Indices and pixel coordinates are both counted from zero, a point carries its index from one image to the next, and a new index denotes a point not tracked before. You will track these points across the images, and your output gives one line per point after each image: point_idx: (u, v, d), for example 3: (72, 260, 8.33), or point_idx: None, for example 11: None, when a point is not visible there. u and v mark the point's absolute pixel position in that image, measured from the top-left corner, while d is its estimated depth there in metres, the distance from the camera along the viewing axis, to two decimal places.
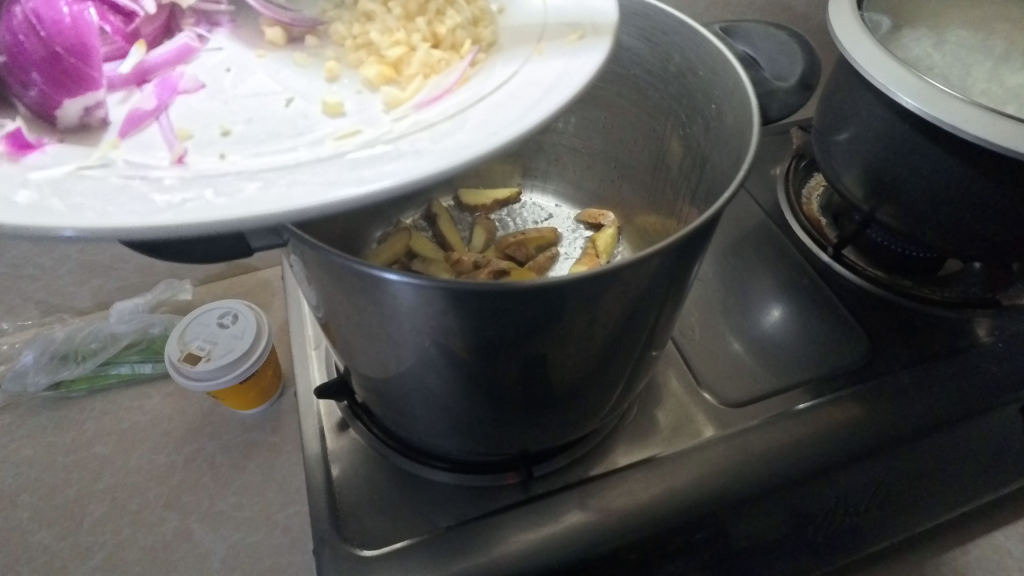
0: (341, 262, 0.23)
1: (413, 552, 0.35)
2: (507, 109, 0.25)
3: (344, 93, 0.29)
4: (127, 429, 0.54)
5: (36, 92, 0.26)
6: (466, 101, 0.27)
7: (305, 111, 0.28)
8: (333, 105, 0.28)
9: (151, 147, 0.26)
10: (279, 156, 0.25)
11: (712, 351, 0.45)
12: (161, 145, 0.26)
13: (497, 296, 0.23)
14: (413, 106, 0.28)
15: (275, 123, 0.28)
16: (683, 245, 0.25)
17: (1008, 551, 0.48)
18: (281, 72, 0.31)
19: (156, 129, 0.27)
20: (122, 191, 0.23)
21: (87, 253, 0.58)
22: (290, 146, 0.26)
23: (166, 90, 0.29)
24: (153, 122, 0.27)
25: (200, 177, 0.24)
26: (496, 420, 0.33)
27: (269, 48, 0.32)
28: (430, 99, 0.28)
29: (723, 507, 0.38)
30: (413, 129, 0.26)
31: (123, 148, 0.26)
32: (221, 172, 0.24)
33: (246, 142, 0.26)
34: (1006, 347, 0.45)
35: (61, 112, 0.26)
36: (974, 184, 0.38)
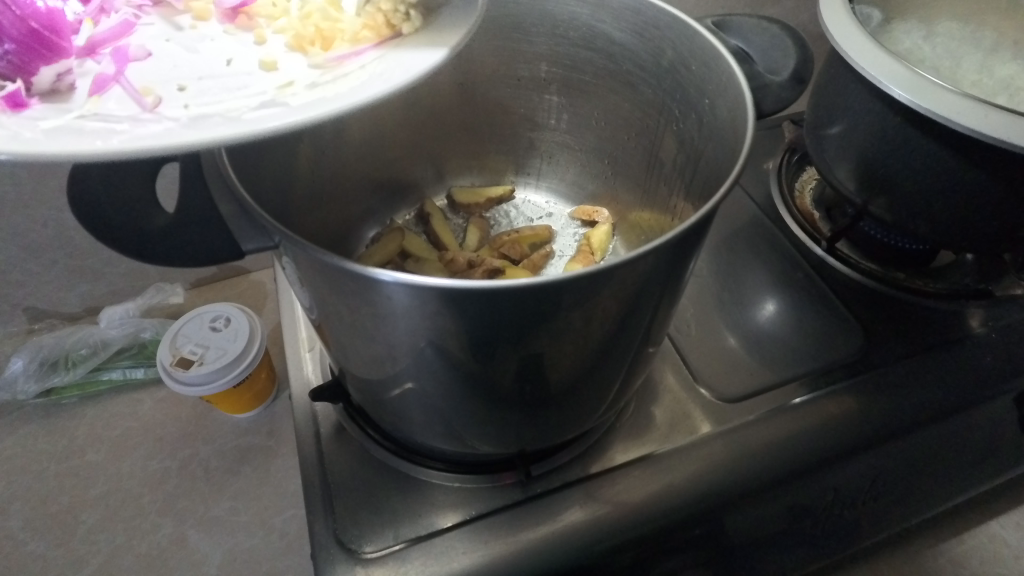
0: (336, 266, 0.23)
1: (412, 555, 0.35)
2: (416, 56, 0.26)
3: (276, 54, 0.29)
4: (120, 435, 0.54)
5: (11, 61, 0.24)
6: (379, 53, 0.27)
7: (242, 69, 0.28)
8: (269, 62, 0.28)
9: (125, 105, 0.24)
10: (215, 107, 0.25)
11: (707, 346, 0.45)
12: (129, 100, 0.25)
13: (494, 296, 0.23)
14: (333, 60, 0.28)
15: (217, 81, 0.27)
16: (679, 242, 0.24)
17: (1004, 540, 0.48)
18: (217, 38, 0.29)
19: (121, 89, 0.25)
20: (69, 136, 0.22)
21: (76, 258, 0.57)
22: (227, 100, 0.25)
23: (119, 58, 0.27)
24: (117, 84, 0.26)
25: (137, 126, 0.23)
26: (493, 420, 0.33)
27: (196, 20, 0.30)
28: (348, 53, 0.28)
29: (720, 501, 0.38)
30: (333, 79, 0.26)
31: (99, 106, 0.24)
32: (161, 122, 0.24)
33: (204, 93, 0.26)
34: (998, 338, 0.45)
35: (37, 78, 0.25)
36: (966, 176, 0.39)
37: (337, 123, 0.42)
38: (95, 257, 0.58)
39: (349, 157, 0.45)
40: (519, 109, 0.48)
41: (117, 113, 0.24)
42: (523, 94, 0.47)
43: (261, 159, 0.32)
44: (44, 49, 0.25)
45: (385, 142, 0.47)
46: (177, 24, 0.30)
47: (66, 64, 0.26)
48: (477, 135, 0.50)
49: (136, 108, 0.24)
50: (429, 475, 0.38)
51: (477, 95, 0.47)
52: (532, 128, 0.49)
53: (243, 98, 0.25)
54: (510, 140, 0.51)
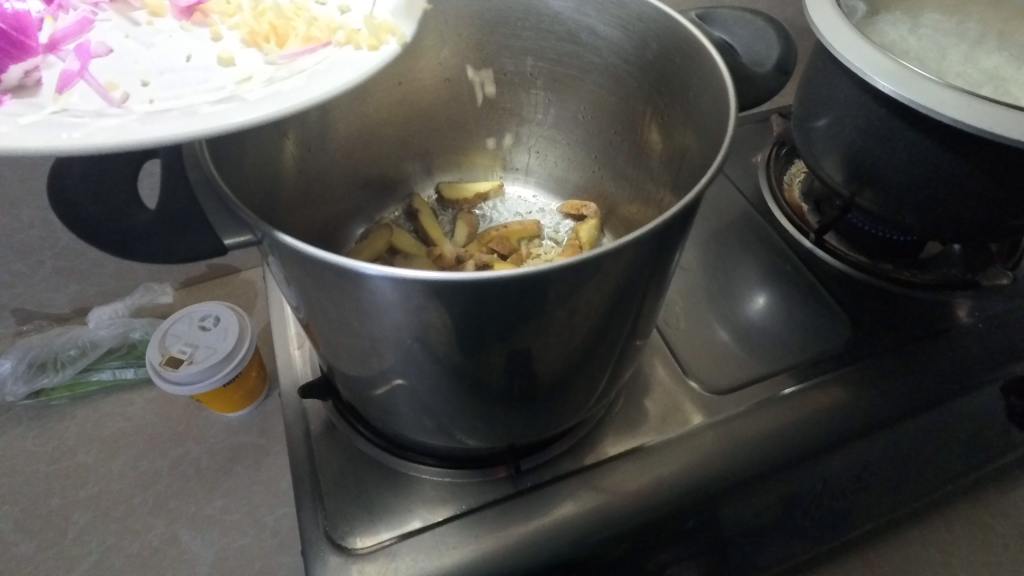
0: (319, 260, 0.22)
1: (403, 550, 0.35)
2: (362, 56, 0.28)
3: (231, 48, 0.29)
4: (110, 436, 0.53)
5: None
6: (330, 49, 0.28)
7: (198, 64, 0.28)
8: (224, 57, 0.28)
9: (89, 100, 0.24)
10: (174, 101, 0.25)
11: (696, 340, 0.45)
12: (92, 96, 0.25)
13: (478, 289, 0.23)
14: (285, 56, 0.28)
15: (176, 74, 0.27)
16: (663, 232, 0.24)
17: (992, 528, 0.48)
18: (175, 32, 0.29)
19: (86, 84, 0.25)
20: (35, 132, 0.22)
21: (63, 259, 0.57)
22: (183, 94, 0.25)
23: (82, 55, 0.27)
24: (81, 80, 0.25)
25: (100, 119, 0.23)
26: (482, 414, 0.33)
27: (151, 16, 0.30)
28: (300, 49, 0.28)
29: (710, 494, 0.38)
30: (287, 74, 0.27)
31: (65, 100, 0.24)
32: (123, 116, 0.24)
33: (167, 86, 0.26)
34: (985, 328, 0.46)
35: (6, 76, 0.25)
36: (951, 166, 0.39)
37: (324, 119, 0.42)
38: (83, 257, 0.57)
39: (336, 153, 0.45)
40: (506, 104, 0.48)
41: (85, 107, 0.24)
42: (510, 89, 0.47)
43: (245, 155, 0.32)
44: (9, 48, 0.25)
45: (372, 138, 0.47)
46: (133, 19, 0.29)
47: (33, 62, 0.26)
48: (464, 130, 0.50)
49: (101, 104, 0.24)
50: (420, 471, 0.38)
51: (463, 91, 0.47)
52: (519, 122, 0.49)
53: (205, 92, 0.26)
54: (498, 135, 0.51)
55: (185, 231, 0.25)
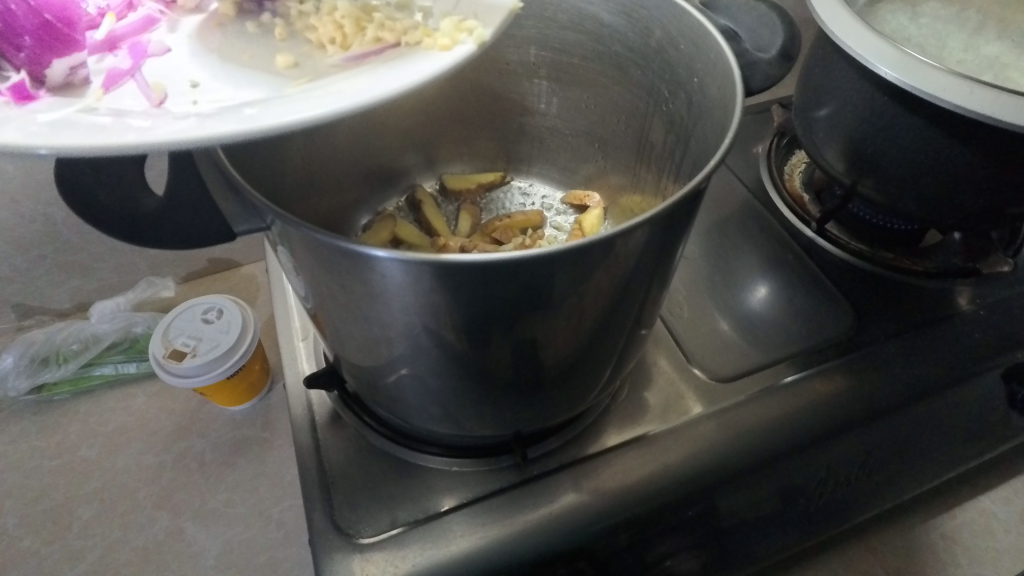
0: (328, 243, 0.23)
1: (409, 538, 0.35)
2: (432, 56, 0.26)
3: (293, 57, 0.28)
4: (113, 430, 0.53)
5: (27, 52, 0.24)
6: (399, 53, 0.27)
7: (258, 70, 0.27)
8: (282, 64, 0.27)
9: (134, 100, 0.24)
10: (234, 101, 0.24)
11: (700, 329, 0.46)
12: (137, 95, 0.24)
13: (487, 270, 0.23)
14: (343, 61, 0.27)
15: (236, 78, 0.26)
16: (669, 215, 0.24)
17: (994, 514, 0.49)
18: (236, 41, 0.29)
19: (134, 84, 0.25)
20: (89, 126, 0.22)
21: (63, 253, 0.56)
22: (245, 96, 0.25)
23: (134, 53, 0.27)
24: (129, 80, 0.25)
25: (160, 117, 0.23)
26: (489, 402, 0.33)
27: (221, 24, 0.30)
28: (361, 55, 0.27)
29: (715, 481, 0.39)
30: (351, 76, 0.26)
31: (108, 98, 0.24)
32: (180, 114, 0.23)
33: (213, 91, 0.25)
34: (986, 315, 0.46)
35: (50, 71, 0.24)
36: (952, 152, 0.39)
37: None
38: (84, 252, 0.57)
39: (339, 144, 0.45)
40: (508, 94, 0.48)
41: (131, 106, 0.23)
42: (513, 79, 0.47)
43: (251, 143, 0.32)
44: (56, 42, 0.25)
45: (375, 129, 0.47)
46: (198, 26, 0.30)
47: (78, 58, 0.25)
48: (467, 122, 0.50)
49: (144, 103, 0.24)
50: (426, 460, 0.38)
51: (466, 81, 0.47)
52: (521, 113, 0.49)
53: (255, 97, 0.25)
54: (500, 126, 0.51)
55: (196, 216, 0.26)
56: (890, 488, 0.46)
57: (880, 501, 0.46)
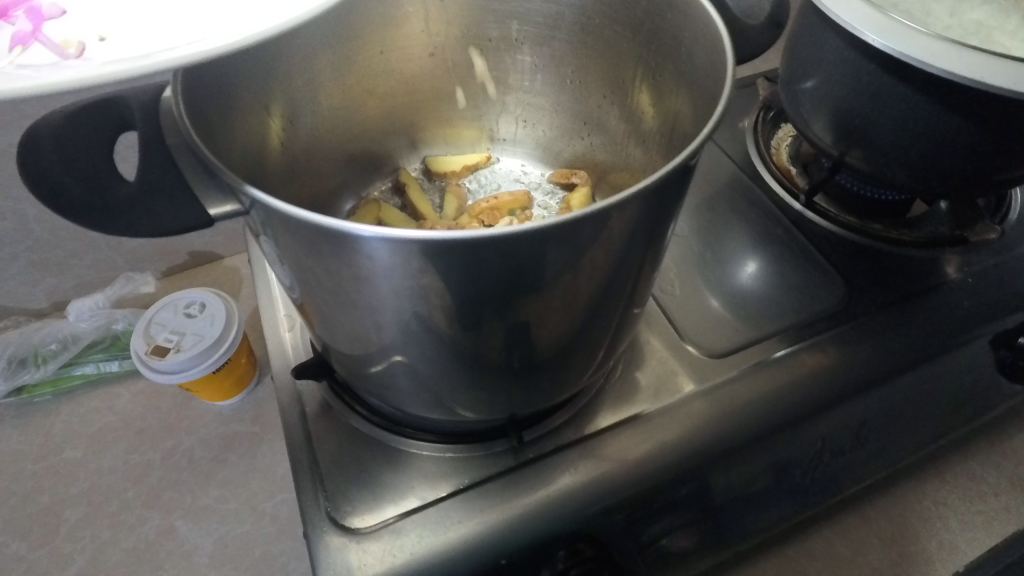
0: (312, 224, 0.22)
1: (406, 526, 0.34)
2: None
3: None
4: (98, 430, 0.52)
5: None
6: None
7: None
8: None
9: (44, 56, 0.20)
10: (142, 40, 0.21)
11: (692, 306, 0.45)
12: (48, 55, 0.20)
13: (479, 247, 0.22)
14: None
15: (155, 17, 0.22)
16: (661, 187, 0.24)
17: (984, 479, 0.49)
18: None
19: (39, 44, 0.21)
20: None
21: (36, 252, 0.54)
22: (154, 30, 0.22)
23: (35, 18, 0.22)
24: (32, 42, 0.21)
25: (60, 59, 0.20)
26: (482, 384, 0.32)
27: None
28: None
29: (712, 457, 0.38)
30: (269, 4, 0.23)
31: (16, 60, 0.20)
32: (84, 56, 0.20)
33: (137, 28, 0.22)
34: (974, 283, 0.46)
35: None
36: (940, 119, 0.39)
37: (306, 92, 0.41)
38: (59, 249, 0.55)
39: (319, 127, 0.44)
40: (492, 71, 0.47)
41: (35, 62, 0.20)
42: (495, 56, 0.46)
43: (228, 126, 0.31)
44: None
45: (354, 111, 0.45)
46: None
47: None
48: (448, 101, 0.49)
49: (56, 56, 0.20)
50: (420, 448, 0.38)
51: (449, 61, 0.46)
52: (506, 91, 0.48)
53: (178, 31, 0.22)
54: (482, 104, 0.50)
55: (168, 203, 0.24)
56: (882, 456, 0.46)
57: (873, 471, 0.47)
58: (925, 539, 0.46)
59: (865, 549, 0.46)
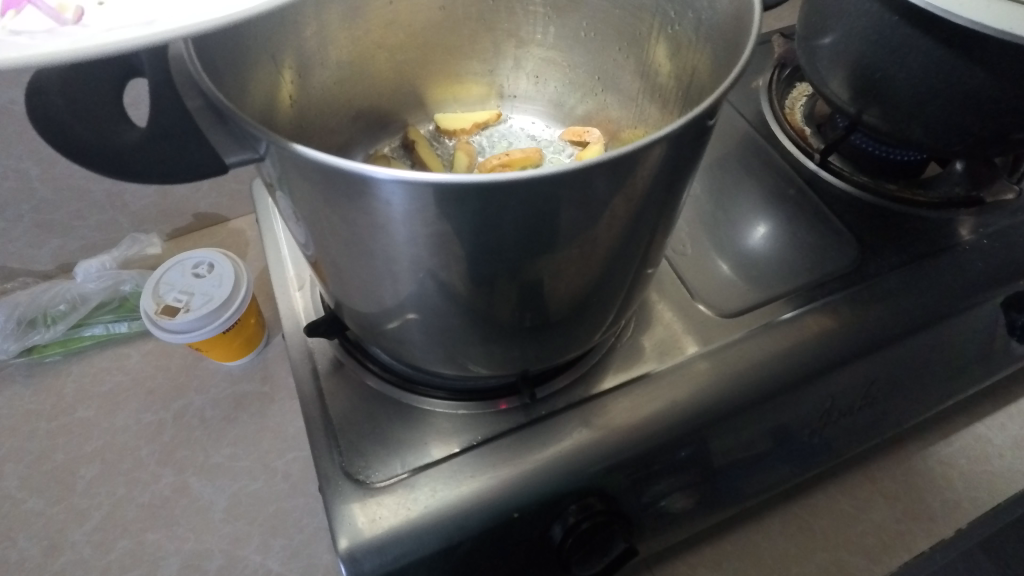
0: (328, 168, 0.21)
1: (420, 480, 0.35)
2: None
3: None
4: (109, 390, 0.52)
5: None
6: None
7: None
8: None
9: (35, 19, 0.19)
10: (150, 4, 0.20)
11: (703, 267, 0.45)
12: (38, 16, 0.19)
13: (499, 193, 0.21)
14: None
15: None
16: (681, 135, 0.23)
17: (990, 440, 0.50)
18: None
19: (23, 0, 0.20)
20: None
21: (41, 212, 0.54)
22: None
23: None
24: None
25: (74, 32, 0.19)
26: (497, 340, 0.32)
27: None
28: None
29: (723, 414, 0.39)
30: None
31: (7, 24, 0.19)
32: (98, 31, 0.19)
33: None
34: (989, 244, 0.45)
35: None
36: (965, 73, 0.38)
37: (314, 43, 0.40)
38: (63, 210, 0.55)
39: (327, 81, 0.43)
40: (502, 24, 0.46)
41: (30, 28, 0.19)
42: (506, 9, 0.45)
43: (237, 75, 0.30)
44: None
45: (361, 65, 0.44)
46: None
47: None
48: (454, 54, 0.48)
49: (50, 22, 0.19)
50: (432, 405, 0.38)
51: (458, 14, 0.45)
52: (516, 45, 0.47)
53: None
54: (491, 60, 0.48)
55: (183, 145, 0.23)
56: (889, 416, 0.47)
57: (879, 430, 0.47)
58: (929, 497, 0.47)
59: (869, 507, 0.47)
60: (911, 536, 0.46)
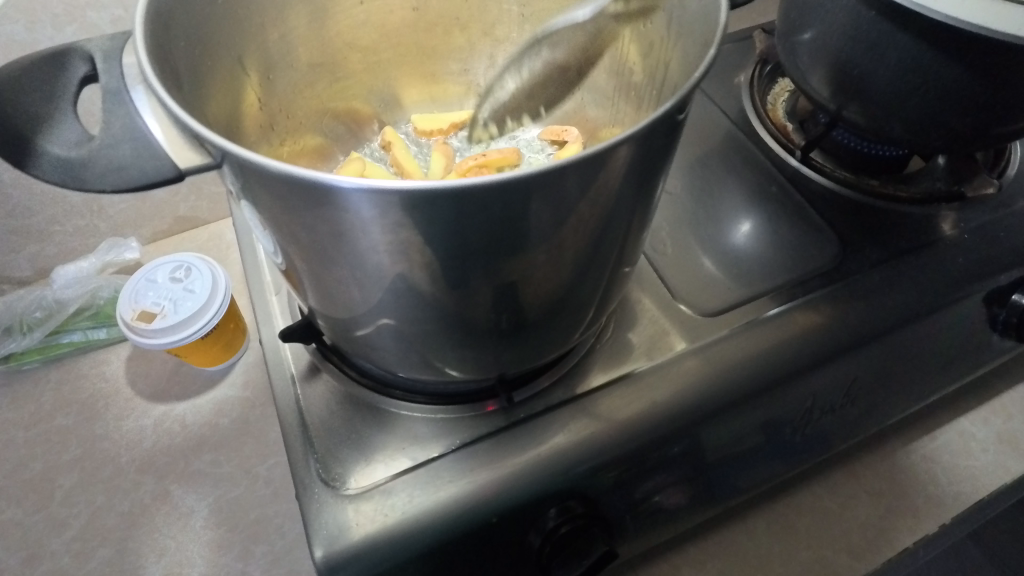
0: (286, 174, 0.21)
1: (398, 486, 0.34)
2: None
3: None
4: (89, 397, 0.52)
5: None
6: None
7: None
8: None
9: None
10: None
11: (684, 266, 0.45)
12: None
13: (462, 197, 0.21)
14: None
15: None
16: (649, 134, 0.23)
17: (973, 434, 0.50)
18: None
19: None
20: None
21: (16, 218, 0.53)
22: None
23: None
24: None
25: None
26: (472, 344, 0.32)
27: None
28: None
29: (704, 414, 0.38)
30: None
31: None
32: None
33: None
34: (970, 240, 0.45)
35: None
36: (943, 68, 0.37)
37: (285, 44, 0.39)
38: (38, 215, 0.54)
39: (300, 82, 0.42)
40: (478, 22, 0.45)
41: None
42: (481, 8, 0.44)
43: (201, 78, 0.30)
44: None
45: (337, 65, 0.44)
46: None
47: None
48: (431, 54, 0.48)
49: None
50: (411, 409, 0.38)
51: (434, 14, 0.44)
52: (493, 43, 0.47)
53: None
54: (469, 59, 0.48)
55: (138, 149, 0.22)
56: (873, 412, 0.47)
57: (862, 427, 0.47)
58: (913, 493, 0.47)
59: (854, 504, 0.47)
60: (896, 532, 0.46)
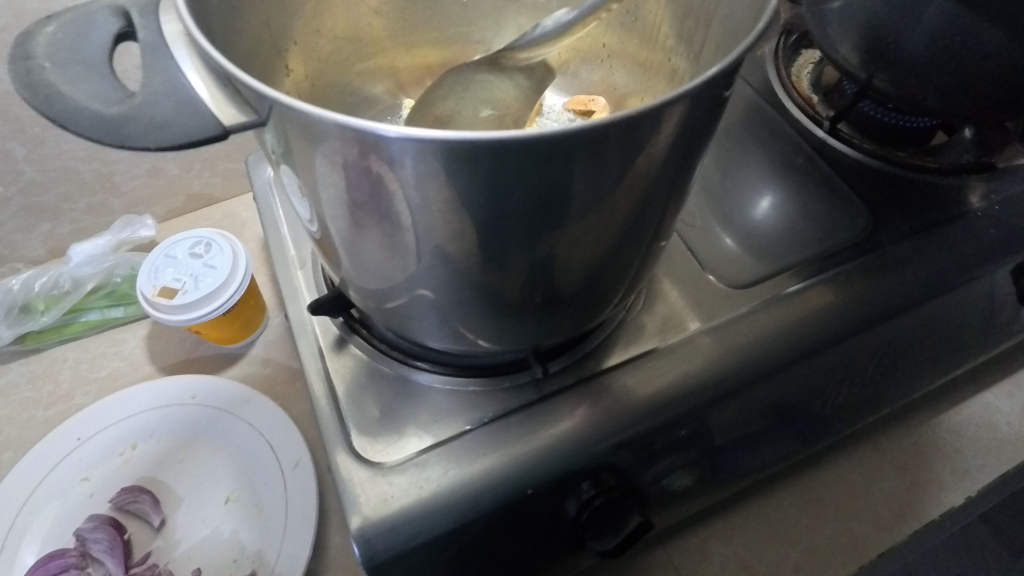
0: (337, 129, 0.20)
1: (432, 458, 0.34)
2: None
3: None
4: (108, 375, 0.52)
5: None
6: None
7: None
8: None
9: None
10: None
11: (712, 238, 0.44)
12: None
13: (518, 155, 0.20)
14: None
15: None
16: (704, 92, 0.22)
17: (997, 408, 0.50)
18: None
19: None
20: None
21: (29, 195, 0.53)
22: None
23: None
24: None
25: None
26: (508, 314, 0.31)
27: None
28: None
29: (736, 386, 0.38)
30: None
31: None
32: None
33: None
34: (1000, 210, 0.45)
35: None
36: (982, 32, 0.37)
37: (311, 10, 0.38)
38: (52, 192, 0.53)
39: (323, 50, 0.41)
40: None
41: None
42: None
43: (232, 39, 0.29)
44: None
45: (360, 33, 0.43)
46: None
47: None
48: (453, 19, 0.47)
49: None
50: (440, 382, 0.37)
51: None
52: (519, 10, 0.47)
53: None
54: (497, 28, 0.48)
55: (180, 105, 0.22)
56: (899, 385, 0.46)
57: (888, 400, 0.47)
58: (939, 467, 0.47)
59: (879, 478, 0.47)
60: (921, 505, 0.46)
